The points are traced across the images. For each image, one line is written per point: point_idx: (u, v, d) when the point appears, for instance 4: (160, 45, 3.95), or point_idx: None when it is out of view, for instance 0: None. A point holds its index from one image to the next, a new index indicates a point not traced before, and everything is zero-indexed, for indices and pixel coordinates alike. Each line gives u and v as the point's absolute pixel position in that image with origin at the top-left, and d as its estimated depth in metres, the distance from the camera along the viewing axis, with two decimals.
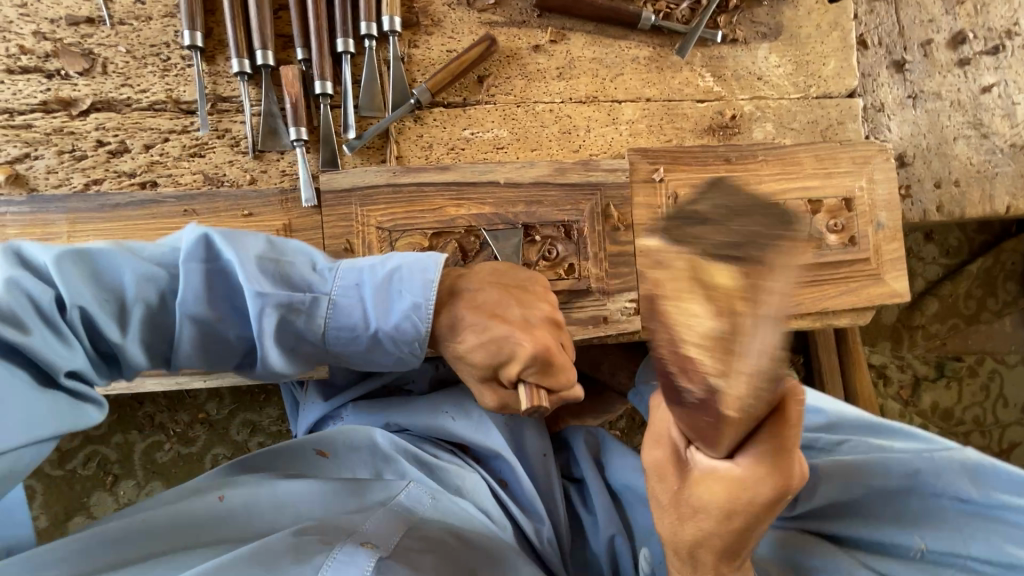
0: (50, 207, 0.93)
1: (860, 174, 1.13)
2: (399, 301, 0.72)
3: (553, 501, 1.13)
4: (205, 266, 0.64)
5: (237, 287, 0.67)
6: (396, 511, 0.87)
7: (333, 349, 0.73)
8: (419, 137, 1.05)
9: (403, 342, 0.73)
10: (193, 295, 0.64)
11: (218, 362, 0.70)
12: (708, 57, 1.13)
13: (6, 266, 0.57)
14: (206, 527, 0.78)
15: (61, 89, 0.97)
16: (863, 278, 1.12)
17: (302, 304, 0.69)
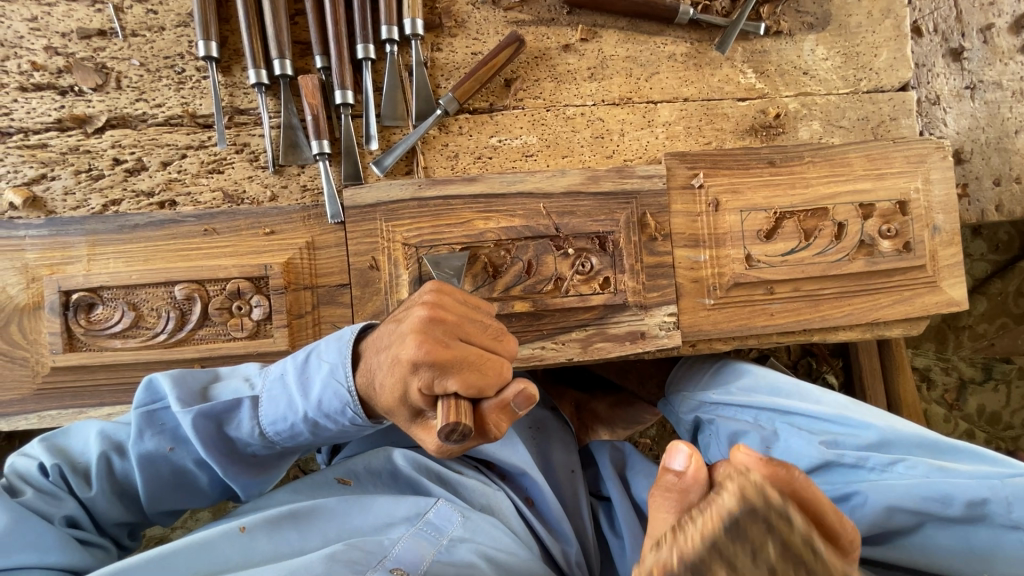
0: (69, 230, 0.91)
1: (915, 174, 1.05)
2: (323, 374, 0.74)
3: (580, 519, 1.13)
4: (145, 409, 0.75)
5: (155, 410, 0.75)
6: (422, 535, 0.91)
7: (280, 444, 0.77)
8: (445, 146, 1.00)
9: (343, 418, 0.74)
10: (136, 436, 0.74)
11: (175, 480, 0.77)
12: (750, 52, 1.05)
13: (27, 464, 0.77)
14: (230, 555, 0.81)
15: (75, 106, 0.93)
16: (917, 286, 1.05)
17: (231, 413, 0.75)
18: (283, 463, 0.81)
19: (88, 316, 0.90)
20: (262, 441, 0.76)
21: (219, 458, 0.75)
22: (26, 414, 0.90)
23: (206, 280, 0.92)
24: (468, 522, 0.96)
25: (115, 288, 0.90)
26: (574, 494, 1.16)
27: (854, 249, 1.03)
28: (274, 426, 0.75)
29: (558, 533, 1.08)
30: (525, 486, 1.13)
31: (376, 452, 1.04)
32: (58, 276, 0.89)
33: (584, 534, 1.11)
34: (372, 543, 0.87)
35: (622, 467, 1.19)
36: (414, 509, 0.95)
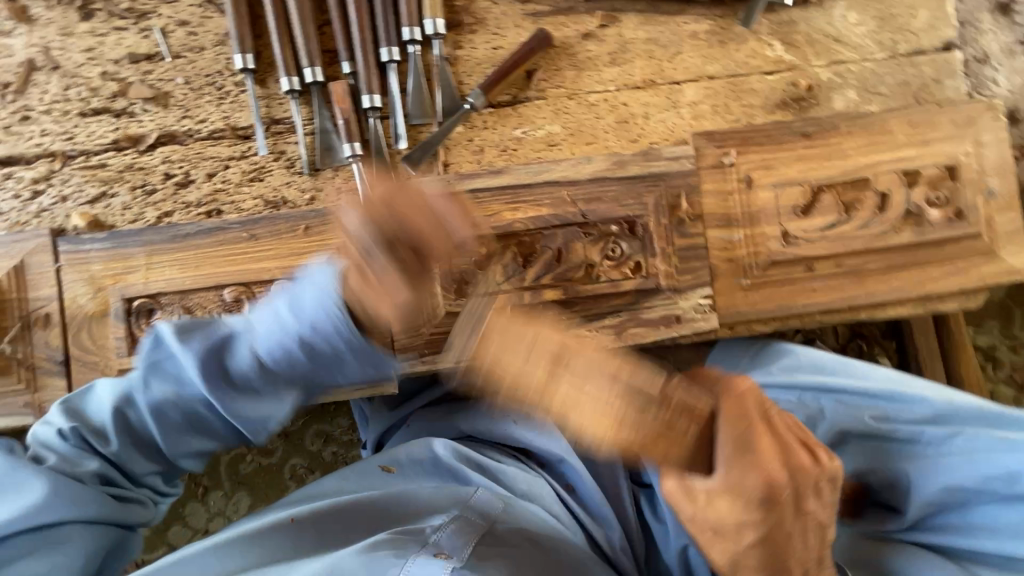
0: (128, 242, 0.98)
1: (964, 137, 1.00)
2: (307, 293, 0.68)
3: (622, 506, 1.13)
4: (148, 359, 0.76)
5: (159, 358, 0.76)
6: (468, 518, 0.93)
7: (275, 372, 0.73)
8: (470, 141, 1.01)
9: (330, 331, 0.68)
10: (143, 383, 0.76)
11: (186, 419, 0.78)
12: (777, 24, 1.03)
13: (48, 433, 0.80)
14: (278, 551, 0.86)
15: (129, 126, 1.00)
16: (973, 256, 0.99)
17: (225, 345, 0.74)
18: (285, 390, 0.76)
19: (148, 321, 0.96)
20: (260, 363, 0.72)
21: (215, 392, 0.75)
22: None
23: (252, 283, 0.97)
24: (509, 508, 0.99)
25: (172, 294, 0.96)
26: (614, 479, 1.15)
27: (899, 219, 0.98)
28: (271, 342, 0.71)
29: (600, 519, 1.10)
30: (564, 475, 1.14)
31: (416, 442, 1.08)
32: (121, 285, 0.96)
33: (626, 521, 1.11)
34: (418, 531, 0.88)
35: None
36: (456, 497, 0.99)
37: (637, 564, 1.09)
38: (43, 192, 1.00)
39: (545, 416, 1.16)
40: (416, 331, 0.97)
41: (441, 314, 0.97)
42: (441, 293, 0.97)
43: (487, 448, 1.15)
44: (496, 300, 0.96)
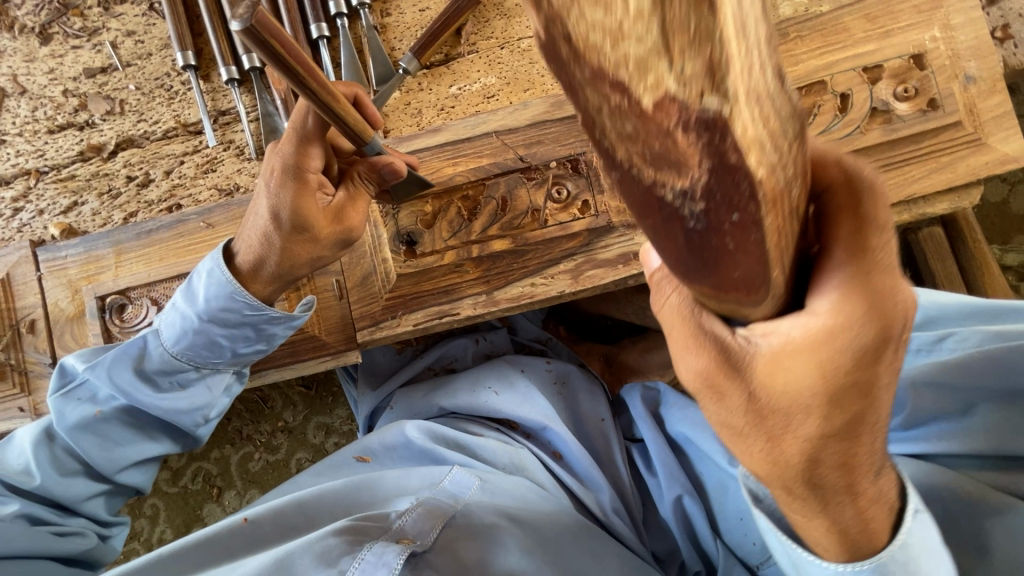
0: (98, 244, 1.03)
1: (929, 22, 0.92)
2: (205, 290, 0.84)
3: (614, 466, 1.05)
4: (61, 388, 0.86)
5: (70, 387, 0.86)
6: (436, 503, 0.88)
7: (192, 360, 0.87)
8: (407, 105, 1.01)
9: (241, 310, 0.84)
10: (62, 410, 0.85)
11: (138, 423, 0.89)
12: None
13: (8, 453, 0.85)
14: (240, 548, 0.87)
15: (92, 137, 1.06)
16: (957, 148, 0.90)
17: (148, 349, 0.87)
18: (212, 390, 0.90)
19: (120, 316, 1.00)
20: (178, 363, 0.86)
21: (153, 393, 0.86)
22: None
23: None
24: (485, 485, 0.93)
25: (139, 288, 1.00)
26: (604, 442, 1.08)
27: (865, 119, 0.91)
28: (174, 342, 0.86)
29: (590, 483, 1.01)
30: (550, 441, 1.06)
31: (391, 427, 1.05)
32: (94, 285, 1.01)
33: (620, 482, 1.03)
34: (384, 518, 0.86)
35: (656, 406, 1.09)
36: (431, 479, 0.94)
37: (634, 527, 0.99)
38: (22, 209, 1.07)
39: (527, 382, 1.11)
40: (370, 298, 0.98)
41: (394, 278, 0.96)
42: (390, 257, 0.96)
43: (469, 421, 1.09)
44: (445, 257, 0.95)
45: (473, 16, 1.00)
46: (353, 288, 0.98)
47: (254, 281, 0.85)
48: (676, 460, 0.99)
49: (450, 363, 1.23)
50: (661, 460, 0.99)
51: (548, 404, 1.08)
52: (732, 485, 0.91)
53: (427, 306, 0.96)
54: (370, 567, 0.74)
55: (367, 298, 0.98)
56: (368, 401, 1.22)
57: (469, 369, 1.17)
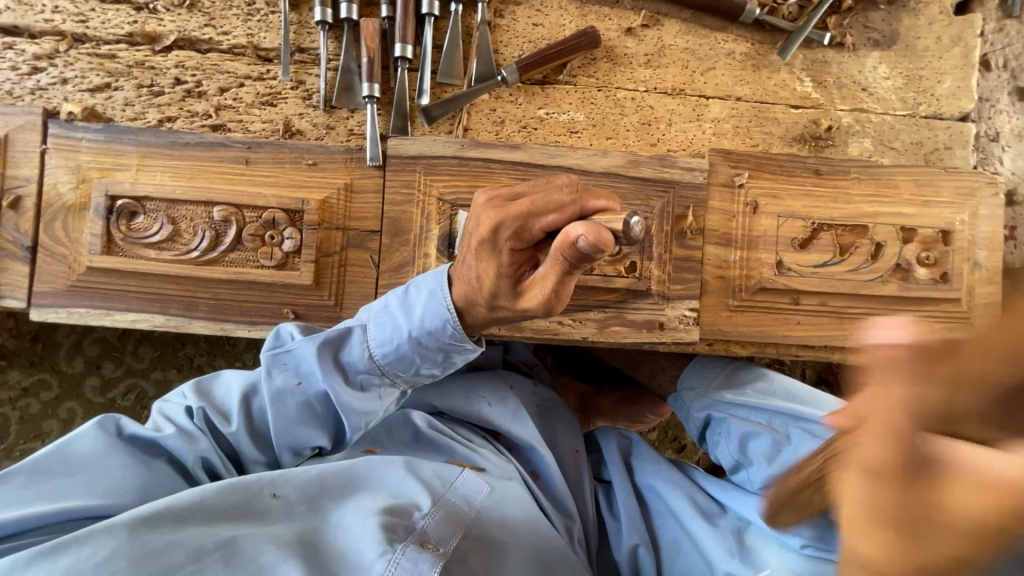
0: (122, 139, 0.94)
1: (963, 206, 1.03)
2: (423, 309, 0.84)
3: (582, 497, 1.10)
4: (271, 352, 0.85)
5: (279, 352, 0.85)
6: (453, 508, 0.88)
7: (387, 370, 0.85)
8: (492, 111, 1.00)
9: (443, 335, 0.83)
10: (268, 375, 0.83)
11: (301, 415, 0.85)
12: (811, 61, 1.04)
13: (176, 410, 0.86)
14: (235, 516, 0.76)
15: (148, 22, 0.97)
16: (949, 320, 1.03)
17: (342, 341, 0.85)
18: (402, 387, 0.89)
19: (129, 223, 0.93)
20: (371, 365, 0.85)
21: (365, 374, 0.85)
22: (56, 307, 0.93)
23: (244, 206, 0.94)
24: (494, 493, 0.96)
25: (158, 201, 0.93)
26: (577, 473, 1.13)
27: (888, 271, 1.01)
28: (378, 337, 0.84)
29: (561, 508, 1.07)
30: (531, 461, 1.12)
31: (392, 416, 1.07)
32: (106, 180, 0.92)
33: (584, 513, 1.09)
34: (407, 515, 0.83)
35: (627, 453, 1.16)
36: (445, 476, 0.94)
37: (588, 558, 1.05)
38: (42, 70, 0.95)
39: (519, 402, 1.15)
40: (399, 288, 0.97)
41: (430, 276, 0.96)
42: (433, 255, 0.96)
43: (459, 426, 1.12)
44: None
45: (584, 53, 1.01)
46: (386, 272, 0.97)
47: (471, 316, 0.84)
48: (638, 510, 1.05)
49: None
50: (626, 505, 1.05)
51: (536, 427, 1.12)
52: (684, 547, 0.97)
53: None
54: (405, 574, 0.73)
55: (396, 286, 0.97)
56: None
57: (461, 372, 1.19)
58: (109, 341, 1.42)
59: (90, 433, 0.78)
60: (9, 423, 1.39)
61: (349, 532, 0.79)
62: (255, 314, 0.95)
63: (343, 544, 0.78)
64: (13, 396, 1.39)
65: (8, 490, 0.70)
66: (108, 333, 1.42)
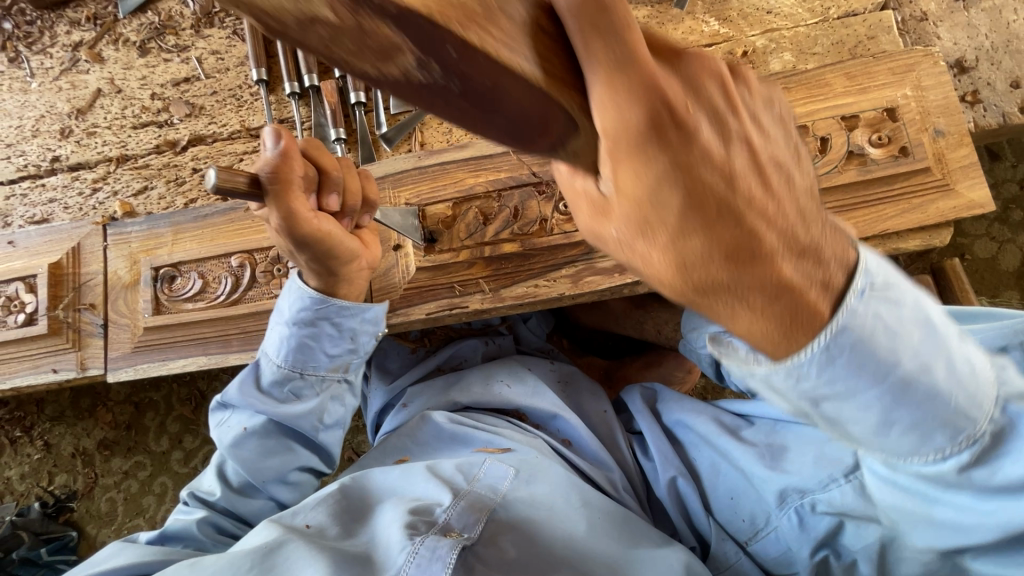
0: (159, 223, 1.17)
1: (903, 83, 1.04)
2: (288, 308, 1.00)
3: (618, 451, 1.13)
4: (220, 413, 1.06)
5: (224, 413, 1.05)
6: (476, 498, 0.93)
7: (293, 363, 1.02)
8: (441, 124, 1.16)
9: (318, 312, 0.99)
10: (229, 430, 1.03)
11: (268, 447, 1.03)
12: (711, 4, 1.14)
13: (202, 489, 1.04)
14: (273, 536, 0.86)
15: (168, 134, 1.23)
16: (928, 193, 1.00)
17: (253, 373, 1.04)
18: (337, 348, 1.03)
19: (170, 285, 1.13)
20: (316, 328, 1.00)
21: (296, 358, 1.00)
22: (126, 367, 1.13)
23: (255, 251, 1.13)
24: (520, 475, 0.99)
25: (189, 262, 1.14)
26: (609, 431, 1.16)
27: (843, 160, 1.01)
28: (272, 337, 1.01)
29: (599, 463, 1.09)
30: (561, 430, 1.16)
31: (418, 423, 1.13)
32: (151, 257, 1.15)
33: (625, 466, 1.11)
34: (429, 512, 0.90)
35: (652, 401, 1.19)
36: (469, 470, 1.00)
37: (639, 505, 1.07)
38: (100, 189, 1.23)
39: (537, 378, 1.22)
40: (389, 288, 1.09)
41: (413, 270, 1.08)
42: (412, 252, 1.08)
43: (485, 414, 1.17)
44: (459, 253, 1.06)
45: None
46: (376, 277, 1.09)
47: (349, 289, 1.02)
48: (671, 448, 1.07)
49: (458, 364, 1.31)
50: (658, 448, 1.07)
51: (556, 397, 1.18)
52: (722, 468, 0.99)
53: (439, 298, 1.07)
54: (425, 562, 0.80)
55: (387, 288, 1.09)
56: (378, 396, 1.29)
57: (478, 366, 1.27)
58: (186, 416, 1.62)
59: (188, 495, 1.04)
60: (117, 504, 1.60)
61: (382, 534, 0.87)
62: None
63: (377, 544, 0.86)
64: (118, 479, 1.61)
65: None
66: (184, 409, 1.63)
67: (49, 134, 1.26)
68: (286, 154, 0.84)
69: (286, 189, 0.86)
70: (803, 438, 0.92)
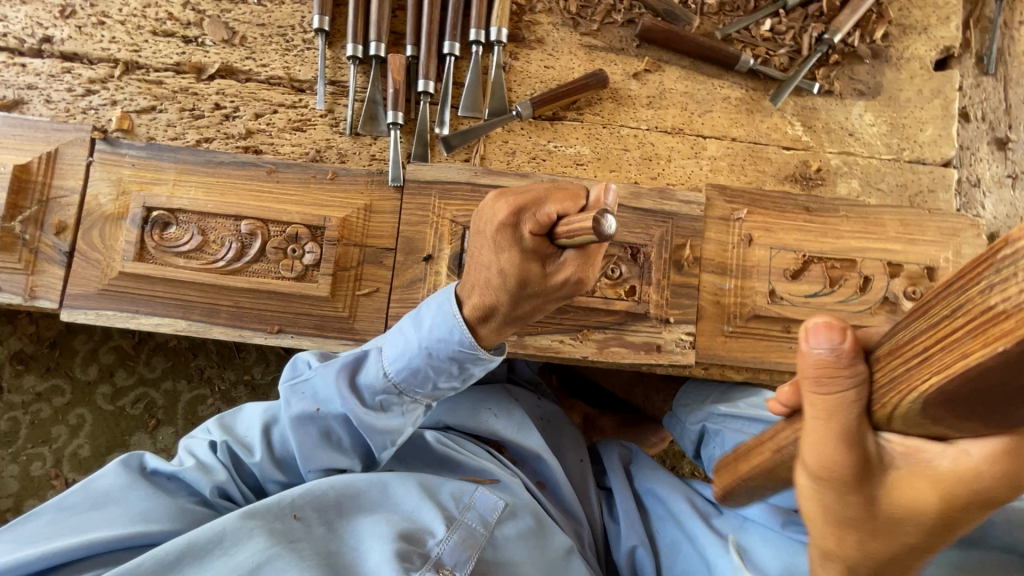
0: (162, 156, 1.02)
1: (947, 245, 1.08)
2: (354, 364, 0.89)
3: (588, 504, 1.15)
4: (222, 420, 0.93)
5: (226, 420, 0.93)
6: (467, 531, 0.89)
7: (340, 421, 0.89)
8: (505, 142, 1.08)
9: (400, 380, 0.89)
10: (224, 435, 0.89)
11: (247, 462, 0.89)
12: (801, 107, 1.13)
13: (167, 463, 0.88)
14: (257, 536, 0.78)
15: (194, 54, 1.06)
16: None
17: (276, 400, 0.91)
18: (403, 418, 0.92)
19: (162, 233, 0.99)
20: (388, 385, 0.89)
21: (362, 411, 0.87)
22: (86, 309, 0.98)
23: (270, 222, 1.01)
24: (509, 509, 0.97)
25: (190, 213, 1.00)
26: (584, 481, 1.17)
27: (877, 304, 1.05)
28: (395, 365, 0.88)
29: (570, 515, 1.10)
30: (537, 471, 1.14)
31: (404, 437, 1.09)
32: (145, 193, 1.00)
33: (592, 519, 1.13)
34: (421, 539, 0.86)
35: (627, 463, 1.22)
36: (459, 496, 0.96)
37: (598, 560, 1.09)
38: (95, 92, 1.05)
39: (524, 414, 1.17)
40: (411, 303, 1.01)
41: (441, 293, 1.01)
42: (444, 273, 1.01)
43: (466, 440, 1.12)
44: None
45: (593, 92, 1.09)
46: (398, 288, 1.02)
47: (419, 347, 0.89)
48: (638, 514, 1.10)
49: None
50: (626, 511, 1.10)
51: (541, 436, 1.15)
52: (683, 548, 1.02)
53: None
54: None
55: (409, 302, 1.01)
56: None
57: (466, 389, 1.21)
58: (124, 350, 1.46)
59: (114, 470, 0.84)
60: (20, 426, 1.42)
61: (372, 552, 0.82)
62: (273, 321, 1.00)
63: (365, 562, 0.81)
64: (27, 400, 1.43)
65: (35, 526, 0.78)
66: (123, 342, 1.46)
67: (45, 7, 1.05)
68: (543, 223, 0.80)
69: (540, 222, 0.80)
70: (768, 542, 0.97)
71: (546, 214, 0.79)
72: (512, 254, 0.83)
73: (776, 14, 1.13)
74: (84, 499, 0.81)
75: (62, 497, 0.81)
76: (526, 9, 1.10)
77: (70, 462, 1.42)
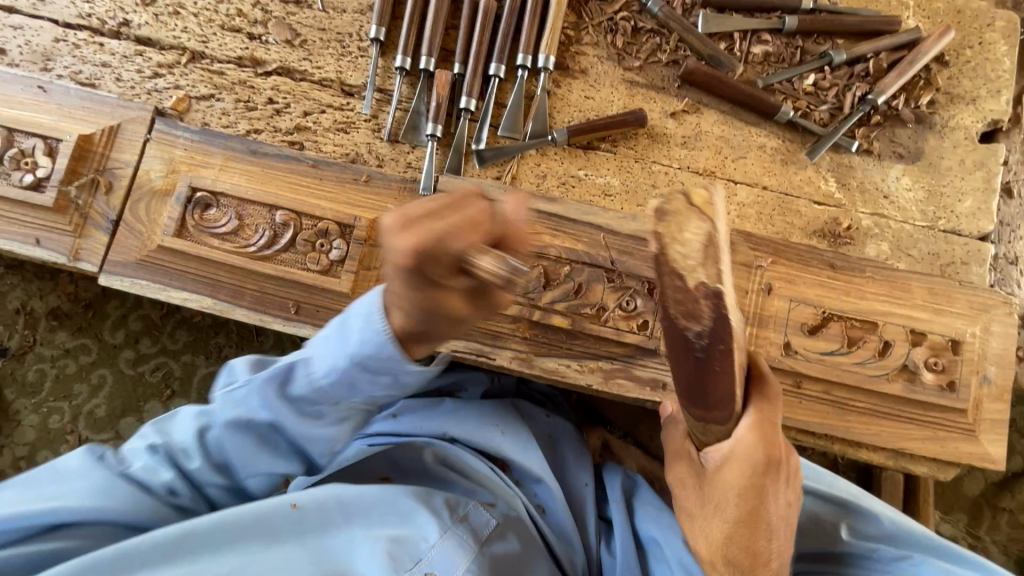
0: (213, 141, 1.07)
1: (975, 320, 1.05)
2: (284, 375, 0.84)
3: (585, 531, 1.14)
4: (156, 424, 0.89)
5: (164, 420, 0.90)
6: (458, 541, 0.90)
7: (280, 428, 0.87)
8: (537, 165, 1.11)
9: (333, 395, 0.85)
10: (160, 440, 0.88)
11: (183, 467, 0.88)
12: (837, 163, 1.12)
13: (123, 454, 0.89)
14: (266, 531, 0.84)
15: (256, 50, 1.13)
16: (953, 429, 1.03)
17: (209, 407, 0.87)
18: (340, 426, 0.90)
19: (202, 214, 1.05)
20: (320, 397, 0.85)
21: (296, 421, 0.86)
22: (122, 276, 1.04)
23: (304, 215, 1.05)
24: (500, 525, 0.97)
25: (231, 198, 1.05)
26: (582, 508, 1.16)
27: (894, 370, 1.03)
28: (326, 379, 0.84)
29: (565, 540, 1.10)
30: (535, 493, 1.13)
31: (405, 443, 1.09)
32: (192, 174, 1.05)
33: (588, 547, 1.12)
34: (413, 544, 0.88)
35: (630, 494, 1.20)
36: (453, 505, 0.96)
37: None
38: (161, 76, 1.12)
39: (527, 433, 1.16)
40: None
41: None
42: None
43: (466, 453, 1.12)
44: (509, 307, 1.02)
45: (629, 127, 1.11)
46: None
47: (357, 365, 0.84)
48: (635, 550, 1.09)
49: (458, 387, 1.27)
50: (622, 546, 1.09)
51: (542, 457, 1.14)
52: None
53: (469, 339, 1.04)
54: None
55: None
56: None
57: (472, 400, 1.21)
58: (151, 319, 1.52)
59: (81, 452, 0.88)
60: (45, 378, 1.49)
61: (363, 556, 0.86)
62: (291, 310, 1.04)
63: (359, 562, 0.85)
64: (55, 355, 1.50)
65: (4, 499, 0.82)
66: (152, 312, 1.53)
67: None
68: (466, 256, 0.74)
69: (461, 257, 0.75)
70: None
71: (455, 244, 0.73)
72: (450, 287, 0.77)
73: (821, 70, 1.13)
74: (53, 477, 0.84)
75: (30, 475, 0.85)
76: (574, 40, 1.14)
77: (85, 420, 1.48)
